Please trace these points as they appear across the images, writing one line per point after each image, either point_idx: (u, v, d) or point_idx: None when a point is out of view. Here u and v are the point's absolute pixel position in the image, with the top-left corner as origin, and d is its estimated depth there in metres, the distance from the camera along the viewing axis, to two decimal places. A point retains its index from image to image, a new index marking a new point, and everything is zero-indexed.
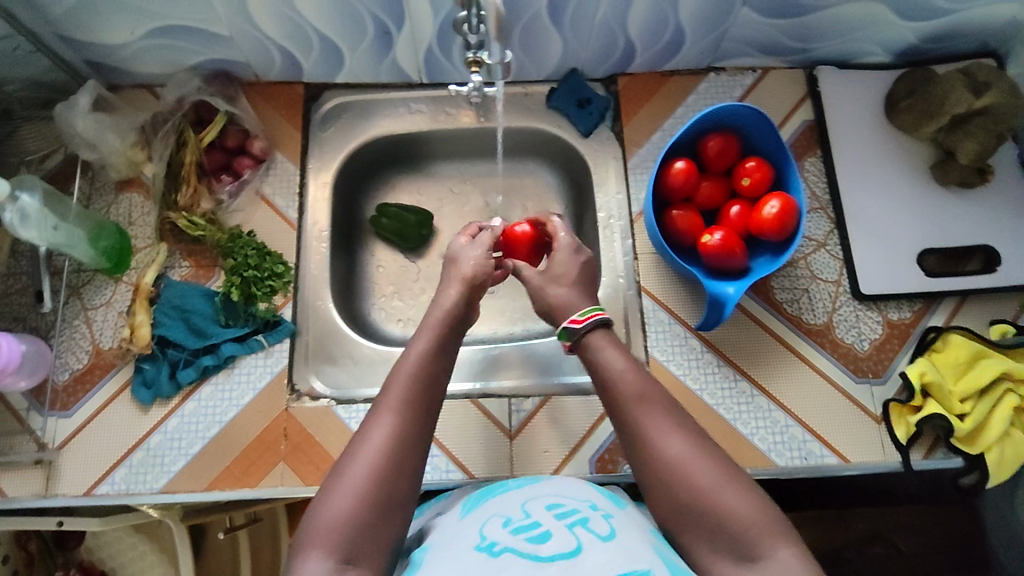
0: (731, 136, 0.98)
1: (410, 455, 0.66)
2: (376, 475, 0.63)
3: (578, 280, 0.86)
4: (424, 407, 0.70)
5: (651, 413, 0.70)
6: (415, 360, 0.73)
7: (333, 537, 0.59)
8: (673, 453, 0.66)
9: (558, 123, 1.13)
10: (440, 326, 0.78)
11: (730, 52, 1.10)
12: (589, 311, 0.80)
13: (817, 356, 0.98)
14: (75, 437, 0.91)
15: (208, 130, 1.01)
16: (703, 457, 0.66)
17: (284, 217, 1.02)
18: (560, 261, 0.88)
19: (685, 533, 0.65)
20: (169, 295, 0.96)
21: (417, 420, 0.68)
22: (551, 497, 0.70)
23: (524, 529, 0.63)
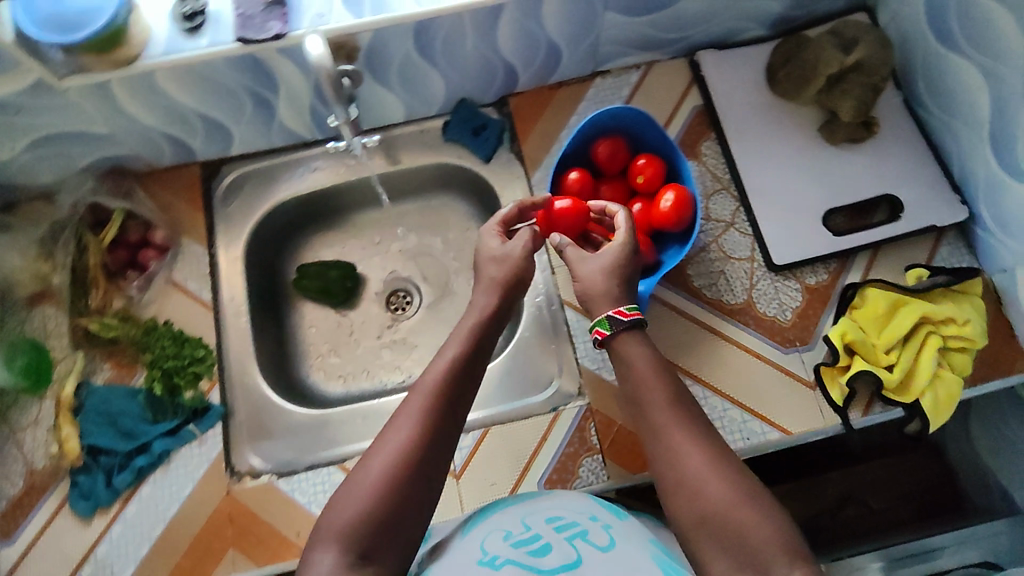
0: (620, 139, 0.99)
1: (432, 455, 0.68)
2: (397, 476, 0.65)
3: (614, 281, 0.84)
4: (450, 412, 0.71)
5: (677, 421, 0.73)
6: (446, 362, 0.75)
7: (346, 534, 0.62)
8: (694, 466, 0.69)
9: (458, 154, 1.14)
10: (474, 329, 0.79)
11: (610, 55, 1.11)
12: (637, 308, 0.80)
13: (743, 335, 0.99)
14: (21, 563, 0.90)
15: (107, 230, 1.02)
16: (728, 472, 0.68)
17: (199, 300, 1.02)
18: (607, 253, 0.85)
19: (698, 543, 0.66)
20: (93, 402, 0.95)
21: (441, 423, 0.70)
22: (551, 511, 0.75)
23: (526, 542, 0.68)
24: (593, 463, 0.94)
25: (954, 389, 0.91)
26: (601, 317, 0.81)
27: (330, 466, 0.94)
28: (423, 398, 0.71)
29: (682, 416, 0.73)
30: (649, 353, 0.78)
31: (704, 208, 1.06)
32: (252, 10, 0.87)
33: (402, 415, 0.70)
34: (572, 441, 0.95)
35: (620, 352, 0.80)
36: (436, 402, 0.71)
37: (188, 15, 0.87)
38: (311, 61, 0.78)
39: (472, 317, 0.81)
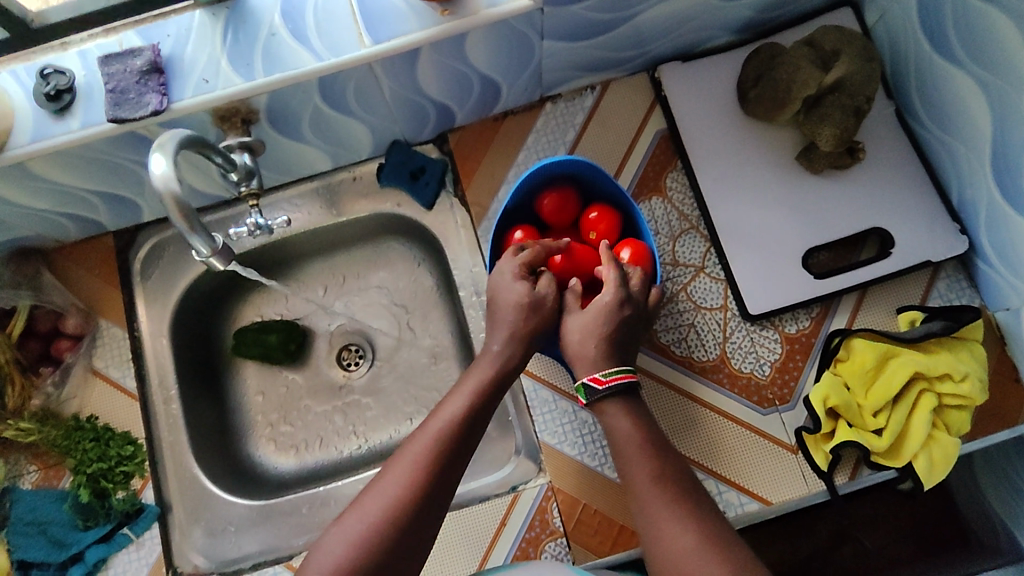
0: (568, 189, 0.88)
1: (421, 512, 0.66)
2: (390, 515, 0.65)
3: (602, 347, 0.76)
4: (448, 468, 0.69)
5: (661, 503, 0.69)
6: (458, 401, 0.73)
7: (331, 570, 0.62)
8: (682, 546, 0.66)
9: (397, 201, 1.03)
10: (485, 377, 0.74)
11: (557, 80, 0.98)
12: (615, 375, 0.75)
13: (717, 396, 0.90)
14: None
15: (15, 322, 0.93)
16: (719, 551, 0.65)
17: (123, 389, 0.94)
18: (594, 311, 0.77)
19: None
20: (18, 512, 0.88)
21: (434, 481, 0.67)
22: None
23: None
24: (556, 547, 0.86)
25: (951, 451, 0.82)
26: (579, 382, 0.76)
27: (275, 566, 0.88)
28: (421, 449, 0.69)
29: (671, 495, 0.70)
30: (633, 424, 0.75)
31: (670, 251, 0.95)
32: (126, 83, 0.76)
33: (406, 450, 0.69)
34: (532, 525, 0.87)
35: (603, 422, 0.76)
36: (442, 440, 0.70)
37: (53, 95, 0.76)
38: (155, 180, 0.60)
39: (482, 362, 0.75)
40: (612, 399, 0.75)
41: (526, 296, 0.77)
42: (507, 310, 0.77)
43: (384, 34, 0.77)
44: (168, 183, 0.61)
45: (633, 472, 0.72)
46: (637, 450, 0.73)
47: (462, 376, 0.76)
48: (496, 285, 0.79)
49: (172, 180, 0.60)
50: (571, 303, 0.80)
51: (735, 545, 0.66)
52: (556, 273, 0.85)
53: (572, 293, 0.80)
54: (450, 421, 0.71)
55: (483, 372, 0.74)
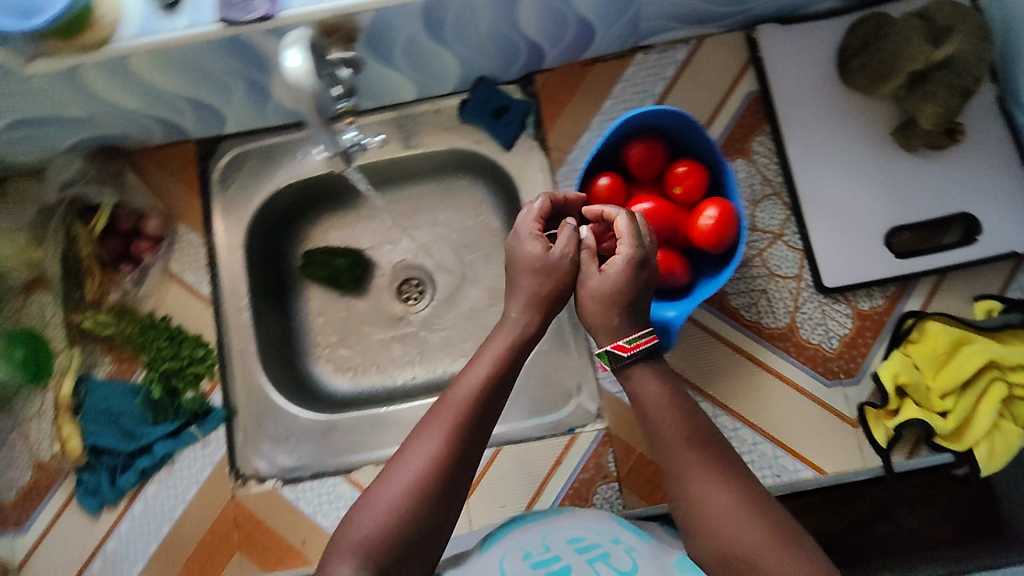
0: (656, 140, 0.86)
1: (452, 479, 0.63)
2: (420, 492, 0.62)
3: (626, 309, 0.72)
4: (477, 432, 0.66)
5: (693, 457, 0.66)
6: (481, 371, 0.69)
7: (365, 541, 0.60)
8: (717, 504, 0.63)
9: (476, 139, 1.03)
10: (510, 341, 0.71)
11: (653, 29, 0.96)
12: (638, 339, 0.70)
13: (783, 363, 0.90)
14: (33, 554, 0.92)
15: (98, 218, 0.95)
16: (756, 511, 0.62)
17: (197, 294, 0.97)
18: (611, 274, 0.71)
19: None
20: (92, 401, 0.92)
21: (464, 446, 0.65)
22: (572, 529, 0.74)
23: (547, 563, 0.69)
24: (608, 490, 0.89)
25: (1014, 442, 0.83)
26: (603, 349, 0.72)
27: (335, 477, 0.92)
28: (450, 416, 0.66)
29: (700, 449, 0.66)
30: (660, 379, 0.71)
31: (750, 216, 0.95)
32: None
33: (430, 424, 0.66)
34: (587, 467, 0.90)
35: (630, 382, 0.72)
36: (467, 412, 0.66)
37: None
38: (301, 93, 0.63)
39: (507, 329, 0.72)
40: (638, 366, 0.71)
41: (542, 258, 0.74)
42: (525, 273, 0.74)
43: None
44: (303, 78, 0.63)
45: (663, 429, 0.68)
46: (668, 406, 0.69)
47: (484, 345, 0.72)
48: (513, 245, 0.76)
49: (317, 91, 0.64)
50: (585, 262, 0.74)
51: (774, 508, 0.63)
52: None
53: (589, 250, 0.74)
54: (474, 391, 0.67)
55: (508, 336, 0.71)
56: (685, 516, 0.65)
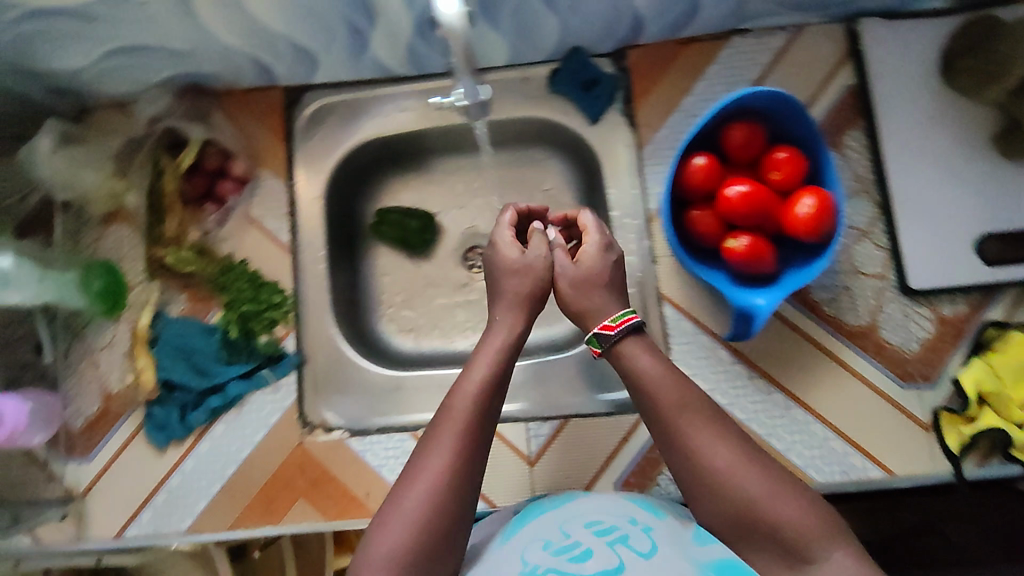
0: (757, 124, 0.85)
1: (466, 487, 0.63)
2: (439, 504, 0.61)
3: (612, 284, 0.76)
4: (482, 437, 0.66)
5: (694, 420, 0.66)
6: (483, 376, 0.69)
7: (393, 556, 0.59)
8: (724, 464, 0.64)
9: (562, 110, 1.01)
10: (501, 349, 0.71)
11: (755, 12, 0.94)
12: (622, 317, 0.73)
13: (860, 361, 0.90)
14: (97, 482, 0.93)
15: (185, 155, 0.95)
16: (759, 466, 0.64)
17: (276, 241, 0.97)
18: (587, 259, 0.77)
19: (742, 546, 0.63)
20: (168, 335, 0.93)
21: (473, 454, 0.65)
22: (589, 512, 0.69)
23: (567, 549, 0.64)
24: None
25: None
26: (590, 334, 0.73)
27: (402, 433, 0.92)
28: (454, 427, 0.65)
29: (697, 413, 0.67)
30: (650, 353, 0.71)
31: None
32: None
33: (440, 435, 0.65)
34: (653, 446, 0.90)
35: (619, 356, 0.72)
36: (475, 419, 0.66)
37: None
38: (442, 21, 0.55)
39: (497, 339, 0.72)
40: (627, 341, 0.72)
41: (519, 259, 0.77)
42: (506, 277, 0.77)
43: None
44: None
45: (659, 397, 0.68)
46: (662, 374, 0.69)
47: (480, 351, 0.71)
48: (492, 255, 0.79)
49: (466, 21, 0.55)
50: (559, 257, 0.78)
51: (776, 463, 0.65)
52: (726, 209, 0.85)
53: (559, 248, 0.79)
54: (476, 397, 0.67)
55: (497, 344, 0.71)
56: (687, 482, 0.66)
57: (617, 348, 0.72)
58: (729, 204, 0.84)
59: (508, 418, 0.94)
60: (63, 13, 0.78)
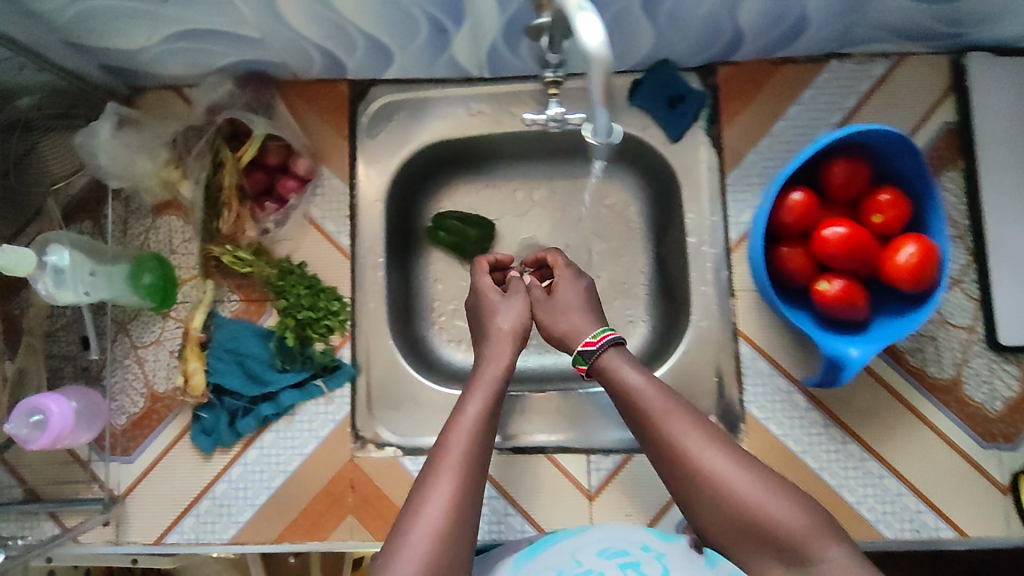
0: (863, 162, 0.80)
1: (468, 510, 0.66)
2: (448, 527, 0.64)
3: (588, 304, 0.86)
4: (481, 461, 0.70)
5: (683, 428, 0.70)
6: (480, 398, 0.75)
7: None
8: (722, 474, 0.67)
9: (644, 125, 0.94)
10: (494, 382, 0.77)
11: (861, 37, 0.88)
12: (601, 333, 0.80)
13: (940, 416, 0.86)
14: (138, 484, 0.90)
15: (246, 148, 0.89)
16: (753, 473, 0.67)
17: (336, 244, 0.93)
18: (564, 287, 0.87)
19: (738, 550, 0.65)
20: (220, 337, 0.89)
21: (474, 479, 0.68)
22: (603, 541, 0.71)
23: None
24: None
25: None
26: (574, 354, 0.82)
27: None
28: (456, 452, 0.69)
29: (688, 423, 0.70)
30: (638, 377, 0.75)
31: None
32: None
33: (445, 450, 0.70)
34: None
35: (610, 374, 0.77)
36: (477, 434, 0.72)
37: None
38: (584, 53, 0.50)
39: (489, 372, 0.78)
40: (608, 356, 0.79)
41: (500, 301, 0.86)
42: (487, 317, 0.86)
43: None
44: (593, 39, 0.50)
45: (650, 412, 0.72)
46: (653, 390, 0.73)
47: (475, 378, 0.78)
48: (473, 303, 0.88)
49: (609, 55, 0.50)
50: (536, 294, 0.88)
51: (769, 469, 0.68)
52: (821, 250, 0.80)
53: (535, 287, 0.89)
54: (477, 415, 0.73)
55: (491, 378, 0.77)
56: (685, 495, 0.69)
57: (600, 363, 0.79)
58: (825, 245, 0.80)
59: (568, 447, 0.90)
60: None
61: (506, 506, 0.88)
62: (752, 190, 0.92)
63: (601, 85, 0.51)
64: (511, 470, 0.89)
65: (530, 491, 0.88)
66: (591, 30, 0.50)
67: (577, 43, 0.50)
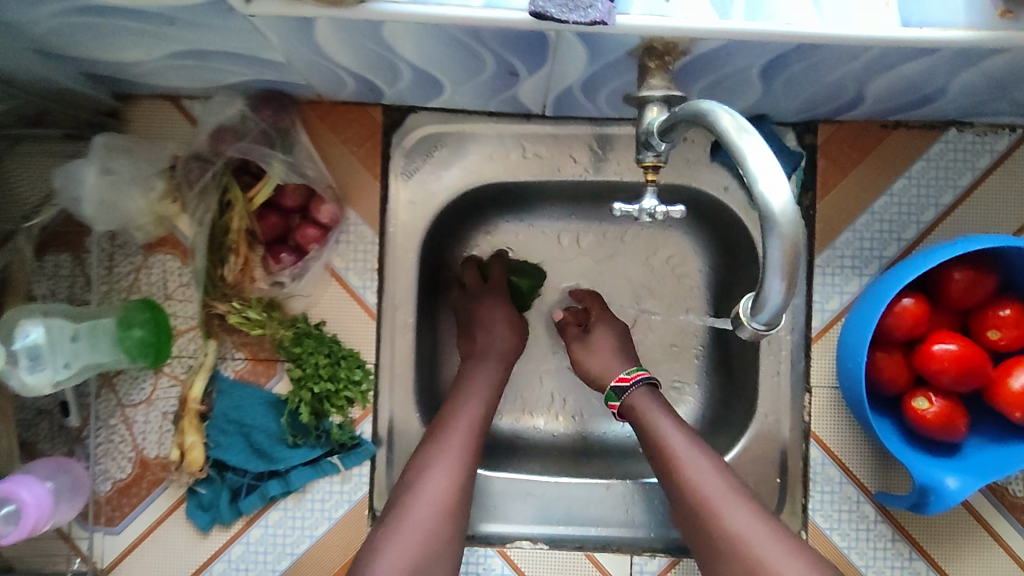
0: (989, 270, 0.70)
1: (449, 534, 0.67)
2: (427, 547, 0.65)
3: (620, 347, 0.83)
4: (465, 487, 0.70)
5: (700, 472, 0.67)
6: (467, 421, 0.74)
7: None
8: (734, 525, 0.63)
9: (725, 185, 0.82)
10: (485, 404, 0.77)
11: (992, 110, 0.75)
12: (636, 371, 0.78)
13: (1019, 540, 0.78)
14: (125, 557, 0.79)
15: (259, 189, 0.75)
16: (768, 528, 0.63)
17: (361, 302, 0.80)
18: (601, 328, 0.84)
19: None
20: (223, 406, 0.77)
21: (457, 502, 0.69)
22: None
23: None
24: None
25: None
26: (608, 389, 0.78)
27: (487, 548, 0.83)
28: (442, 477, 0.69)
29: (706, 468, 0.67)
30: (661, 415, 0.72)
31: None
32: None
33: (432, 471, 0.69)
34: None
35: (639, 415, 0.74)
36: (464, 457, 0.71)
37: None
38: (766, 213, 0.39)
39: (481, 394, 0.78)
40: (640, 393, 0.76)
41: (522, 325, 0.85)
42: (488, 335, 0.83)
43: (918, 16, 0.54)
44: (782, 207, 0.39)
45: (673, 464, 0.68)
46: (672, 432, 0.70)
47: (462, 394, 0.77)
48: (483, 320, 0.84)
49: (799, 221, 0.39)
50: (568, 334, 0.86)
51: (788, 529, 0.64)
52: (926, 365, 0.71)
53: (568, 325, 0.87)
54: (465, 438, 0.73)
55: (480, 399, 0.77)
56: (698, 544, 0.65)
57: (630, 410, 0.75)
58: (933, 361, 0.70)
59: (610, 543, 0.83)
60: (138, 14, 0.54)
61: None
62: (843, 274, 0.80)
63: (782, 256, 0.40)
64: (545, 565, 0.82)
65: None
66: (777, 184, 0.39)
67: (758, 197, 0.39)
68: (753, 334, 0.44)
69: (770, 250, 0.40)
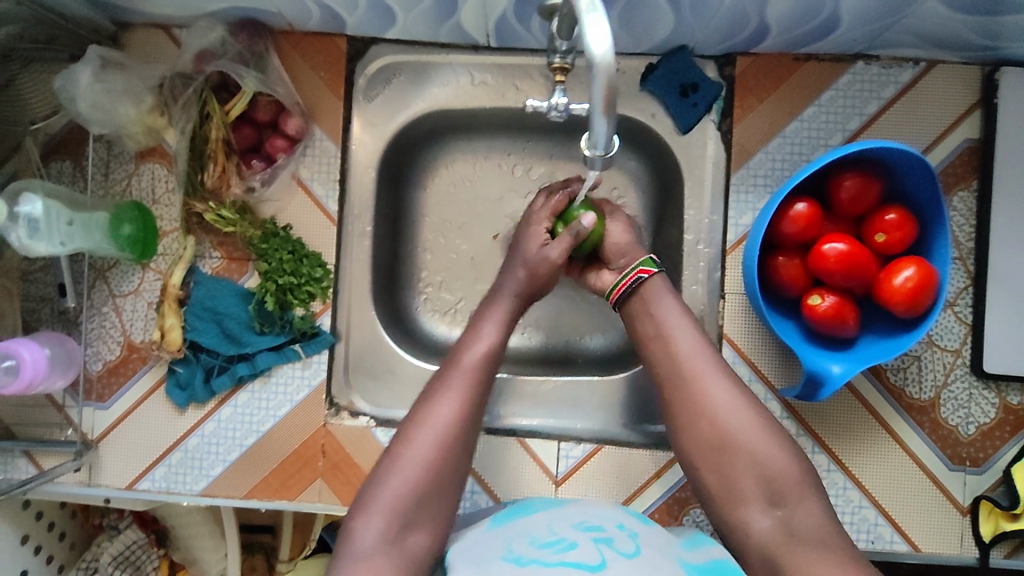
0: (874, 177, 0.78)
1: (463, 444, 0.72)
2: (443, 450, 0.70)
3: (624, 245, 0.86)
4: (480, 398, 0.75)
5: (699, 364, 0.72)
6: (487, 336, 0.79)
7: (397, 499, 0.67)
8: (718, 401, 0.70)
9: (652, 111, 0.91)
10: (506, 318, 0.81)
11: (891, 41, 0.83)
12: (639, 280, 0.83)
13: (912, 435, 0.87)
14: (112, 430, 0.90)
15: (234, 102, 0.85)
16: (748, 405, 0.71)
17: (323, 209, 0.90)
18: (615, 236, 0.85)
19: (714, 478, 0.69)
20: (199, 296, 0.88)
21: (473, 413, 0.73)
22: (579, 515, 0.71)
23: (552, 544, 0.64)
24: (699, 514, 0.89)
25: None
26: (644, 258, 0.80)
27: None
28: (460, 387, 0.73)
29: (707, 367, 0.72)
30: (676, 310, 0.76)
31: None
32: None
33: (449, 385, 0.74)
34: (685, 487, 0.89)
35: (644, 297, 0.78)
36: (470, 388, 0.74)
37: None
38: (589, 59, 0.48)
39: (502, 307, 0.82)
40: (654, 280, 0.79)
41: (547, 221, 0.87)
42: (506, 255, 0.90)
43: None
44: (603, 62, 0.48)
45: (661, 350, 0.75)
46: (676, 318, 0.75)
47: (480, 322, 0.81)
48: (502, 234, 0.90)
49: (614, 65, 0.48)
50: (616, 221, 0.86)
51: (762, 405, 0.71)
52: (819, 265, 0.78)
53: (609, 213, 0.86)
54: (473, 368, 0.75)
55: (501, 312, 0.82)
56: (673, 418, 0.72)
57: (641, 288, 0.78)
58: (824, 261, 0.78)
59: (542, 433, 0.93)
60: None
61: (474, 485, 0.90)
62: (756, 192, 0.88)
63: (603, 97, 0.50)
64: (483, 451, 0.91)
65: (499, 475, 0.90)
66: (599, 37, 0.48)
67: (584, 49, 0.48)
68: (599, 161, 0.55)
69: (595, 92, 0.50)
